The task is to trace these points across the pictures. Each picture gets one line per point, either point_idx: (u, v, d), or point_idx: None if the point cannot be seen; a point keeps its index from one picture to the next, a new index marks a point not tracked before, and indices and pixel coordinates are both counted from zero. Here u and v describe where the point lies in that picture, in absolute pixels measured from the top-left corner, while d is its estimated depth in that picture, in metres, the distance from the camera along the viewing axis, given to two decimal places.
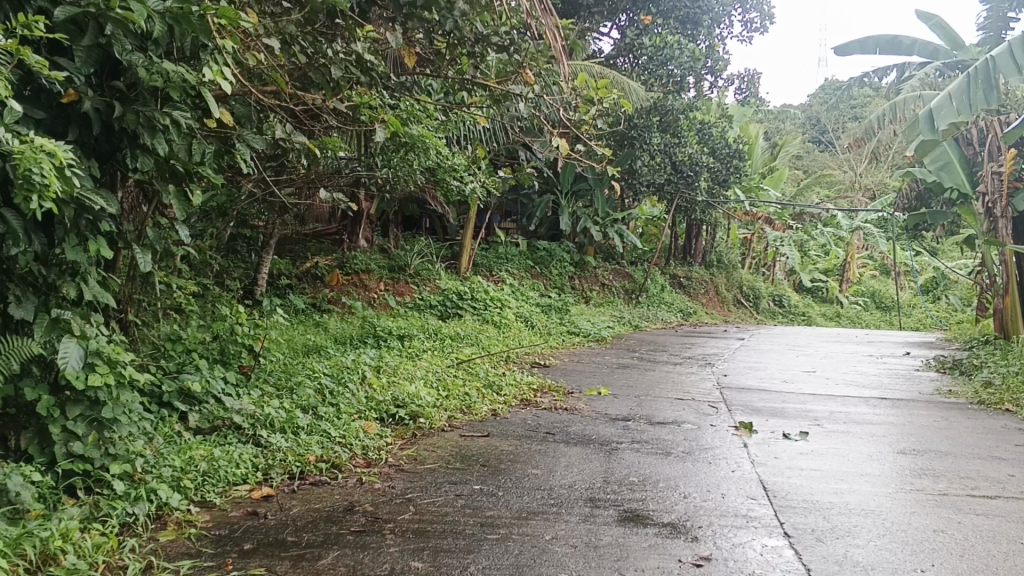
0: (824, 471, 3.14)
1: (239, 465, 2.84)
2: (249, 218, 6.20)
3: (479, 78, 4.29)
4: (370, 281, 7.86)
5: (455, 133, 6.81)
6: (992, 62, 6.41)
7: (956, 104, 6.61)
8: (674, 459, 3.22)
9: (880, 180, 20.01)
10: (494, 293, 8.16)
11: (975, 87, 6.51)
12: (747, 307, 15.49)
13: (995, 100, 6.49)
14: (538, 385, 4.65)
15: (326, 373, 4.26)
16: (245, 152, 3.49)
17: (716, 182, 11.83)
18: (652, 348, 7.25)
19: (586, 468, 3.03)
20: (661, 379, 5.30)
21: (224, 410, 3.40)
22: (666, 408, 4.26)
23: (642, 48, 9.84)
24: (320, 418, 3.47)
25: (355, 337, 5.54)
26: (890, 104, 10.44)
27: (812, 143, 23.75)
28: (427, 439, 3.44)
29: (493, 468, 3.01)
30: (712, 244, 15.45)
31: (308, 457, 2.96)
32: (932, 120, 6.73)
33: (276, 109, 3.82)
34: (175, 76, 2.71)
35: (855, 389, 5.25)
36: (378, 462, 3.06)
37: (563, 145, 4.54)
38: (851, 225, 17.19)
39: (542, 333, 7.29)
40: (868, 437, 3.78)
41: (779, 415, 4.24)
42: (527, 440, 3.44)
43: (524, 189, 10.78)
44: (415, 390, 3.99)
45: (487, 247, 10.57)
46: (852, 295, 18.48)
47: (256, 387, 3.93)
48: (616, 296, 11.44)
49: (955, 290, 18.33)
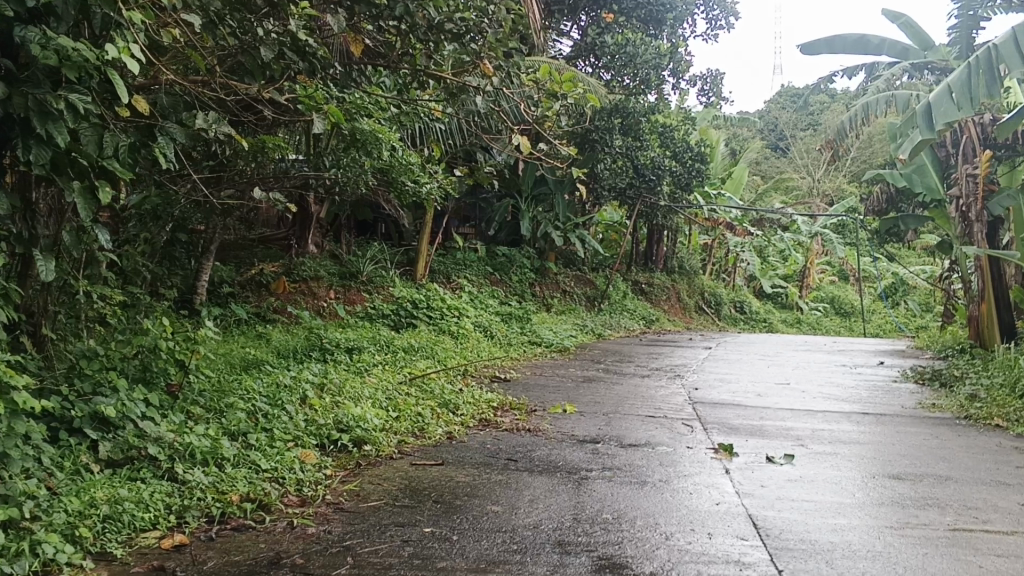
0: (817, 503, 2.80)
1: (147, 507, 2.43)
2: (187, 223, 5.77)
3: (432, 68, 3.92)
4: (319, 288, 7.44)
5: (412, 131, 6.45)
6: (996, 53, 6.15)
7: (958, 98, 6.21)
8: (649, 490, 2.87)
9: (838, 186, 19.89)
10: (451, 302, 7.77)
11: (976, 80, 6.22)
12: (709, 314, 15.26)
13: (997, 94, 6.22)
14: (498, 402, 4.28)
15: (262, 393, 3.86)
16: (166, 145, 3.10)
17: (678, 185, 11.56)
18: (617, 358, 6.93)
19: (555, 503, 2.67)
20: (627, 393, 4.96)
21: (140, 439, 2.99)
22: (637, 428, 3.91)
23: (605, 47, 9.52)
24: (250, 448, 3.07)
25: (299, 350, 5.13)
26: (859, 105, 10.23)
27: (771, 150, 23.64)
28: (373, 470, 3.05)
29: (447, 506, 2.63)
30: (673, 250, 15.13)
31: (231, 496, 2.56)
32: (931, 117, 6.35)
33: (205, 98, 3.42)
34: (73, 53, 2.31)
35: (834, 403, 4.95)
36: (313, 500, 2.67)
37: (524, 142, 4.15)
38: (811, 230, 17.04)
39: (503, 343, 6.93)
40: (858, 460, 3.46)
41: (759, 435, 3.90)
42: (485, 469, 3.06)
43: (483, 193, 10.42)
44: (361, 411, 3.60)
45: (445, 253, 10.19)
46: (812, 301, 18.32)
47: (182, 411, 3.51)
48: (578, 303, 11.12)
49: (913, 296, 18.32)
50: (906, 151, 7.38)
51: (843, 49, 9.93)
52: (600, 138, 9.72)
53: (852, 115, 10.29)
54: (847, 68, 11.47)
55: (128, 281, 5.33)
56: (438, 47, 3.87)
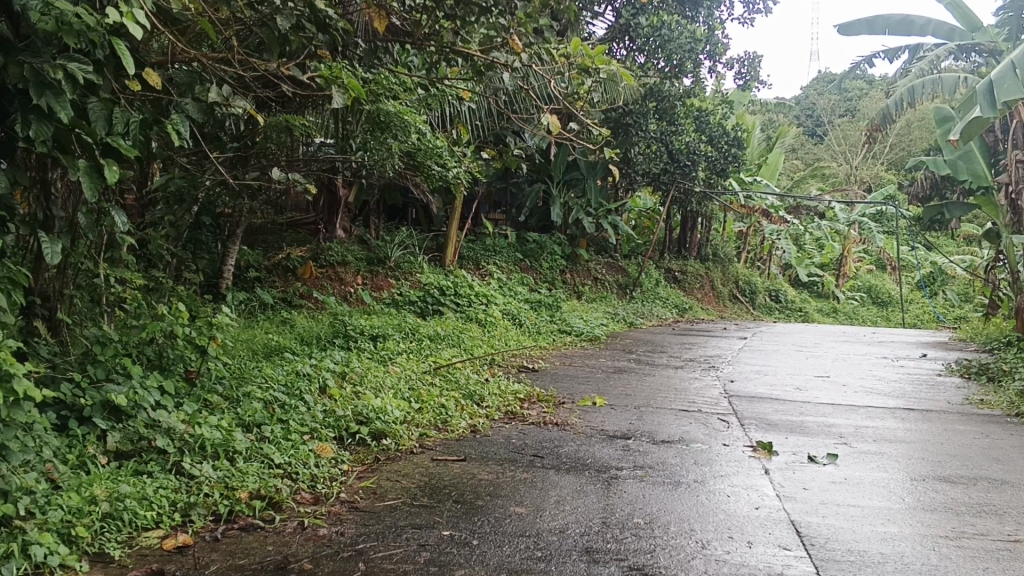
0: (864, 508, 2.62)
1: (151, 505, 2.31)
2: (212, 208, 5.65)
3: (459, 44, 3.75)
4: (346, 273, 7.32)
5: (440, 113, 6.28)
6: None
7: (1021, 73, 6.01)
8: (683, 492, 2.69)
9: (877, 173, 19.48)
10: (479, 289, 7.62)
11: None
12: (743, 303, 14.99)
13: None
14: (525, 394, 4.12)
15: (280, 381, 3.73)
16: (178, 122, 2.97)
17: (713, 172, 11.31)
18: (650, 348, 6.75)
19: (583, 505, 2.50)
20: (660, 385, 4.78)
21: (150, 429, 2.87)
22: (670, 423, 3.73)
23: (638, 28, 9.18)
24: (263, 440, 2.94)
25: (323, 337, 5.01)
26: (903, 88, 9.93)
27: (808, 136, 23.14)
28: (392, 465, 2.91)
29: (468, 506, 2.47)
30: (707, 238, 14.85)
31: (238, 492, 2.43)
32: (991, 92, 6.14)
33: (222, 74, 3.30)
34: (72, 20, 2.18)
35: (877, 398, 4.73)
36: (326, 498, 2.53)
37: (556, 123, 3.89)
38: (848, 219, 16.67)
39: (532, 332, 6.78)
40: (905, 460, 3.27)
41: (799, 432, 3.71)
42: (510, 467, 2.90)
43: (514, 178, 10.25)
44: (382, 402, 3.46)
45: (475, 239, 10.03)
46: (848, 291, 17.95)
47: (197, 400, 3.39)
48: (610, 291, 10.92)
49: (952, 285, 17.90)
50: (956, 134, 7.10)
51: (885, 30, 9.63)
52: (634, 122, 9.65)
53: (897, 98, 9.98)
54: (889, 50, 11.13)
55: (151, 265, 5.23)
56: (465, 22, 3.70)
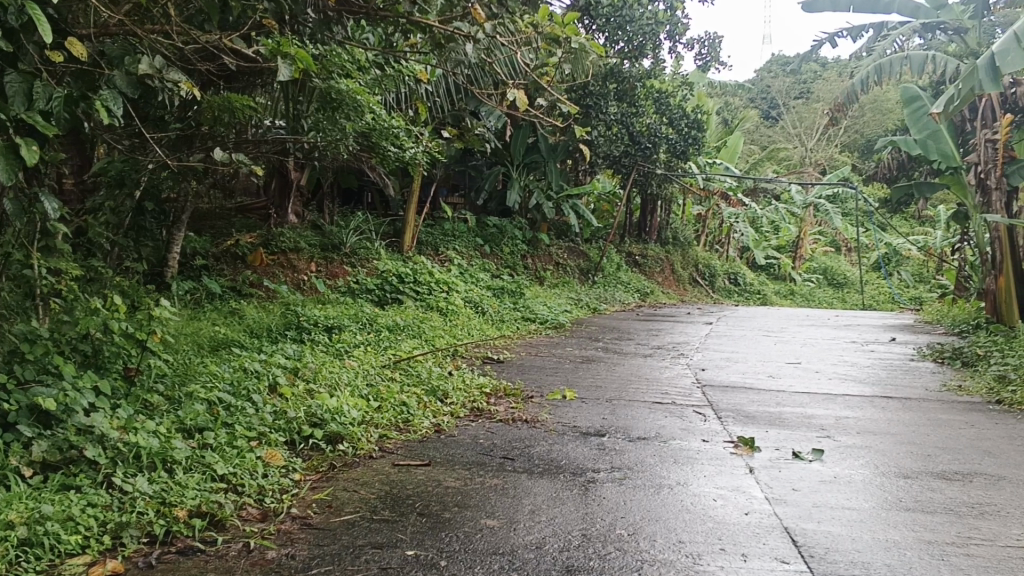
0: (861, 511, 2.44)
1: (77, 527, 2.04)
2: (156, 193, 5.33)
3: (417, 14, 3.48)
4: (299, 261, 7.03)
5: (397, 92, 6.01)
6: None
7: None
8: (665, 496, 2.48)
9: (832, 155, 19.49)
10: (439, 276, 7.37)
11: None
12: (703, 287, 14.89)
13: None
14: (491, 388, 3.90)
15: (226, 380, 3.47)
16: (107, 98, 2.70)
17: (674, 154, 11.16)
18: (616, 336, 6.57)
19: (560, 514, 2.29)
20: (631, 375, 4.58)
21: (81, 436, 2.59)
22: (645, 418, 3.53)
23: (599, 8, 8.78)
24: (206, 448, 2.68)
25: (274, 329, 4.74)
26: (870, 68, 9.86)
27: (763, 118, 23.09)
28: (349, 474, 2.67)
29: (434, 520, 2.24)
30: (666, 221, 14.69)
31: (175, 510, 2.19)
32: (994, 67, 6.03)
33: (158, 46, 3.02)
34: None
35: (853, 385, 4.58)
36: (276, 515, 2.29)
37: (521, 97, 3.64)
38: (806, 201, 16.64)
39: (495, 320, 6.55)
40: (895, 454, 3.10)
41: (780, 424, 3.53)
42: (478, 472, 2.67)
43: (473, 160, 9.99)
44: (337, 401, 3.21)
45: (433, 223, 9.76)
46: (805, 272, 17.94)
47: (136, 401, 3.11)
48: (572, 276, 10.73)
49: (907, 266, 17.99)
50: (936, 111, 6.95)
51: (850, 8, 9.49)
52: (594, 104, 9.46)
53: (863, 78, 9.92)
54: (851, 28, 11.05)
55: (89, 254, 4.91)
56: None
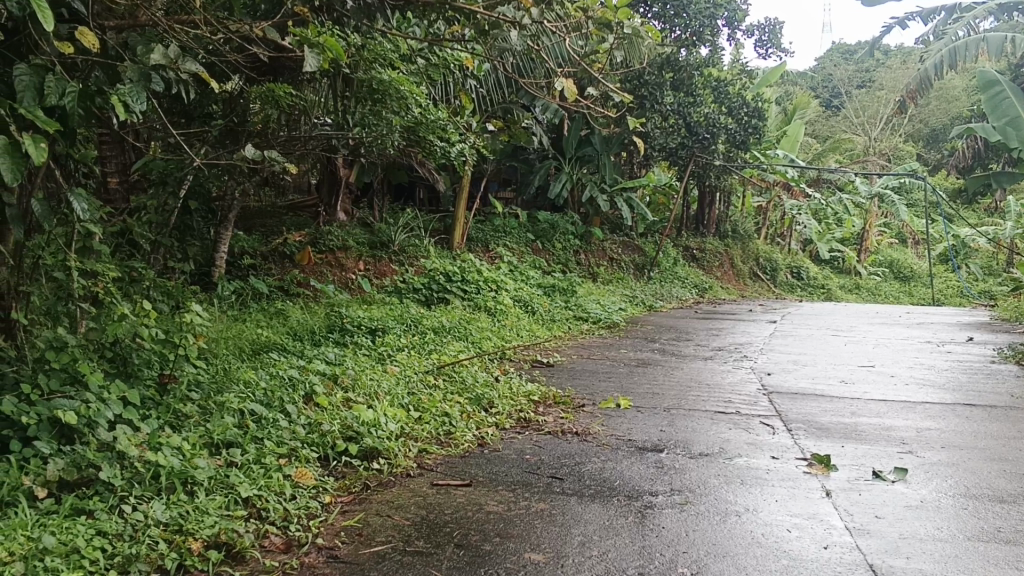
0: (955, 545, 2.15)
1: (80, 558, 1.85)
2: (201, 191, 5.19)
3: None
4: (346, 259, 6.87)
5: (442, 84, 5.81)
6: None
7: None
8: (732, 526, 2.22)
9: (897, 145, 18.84)
10: (488, 274, 7.15)
11: None
12: (764, 281, 14.47)
13: None
14: (540, 396, 3.67)
15: (262, 388, 3.29)
16: (129, 91, 2.50)
17: (733, 144, 10.79)
18: (674, 336, 6.30)
19: (613, 547, 2.05)
20: (691, 380, 4.31)
21: (101, 451, 2.40)
22: (707, 430, 3.27)
23: None
24: (232, 466, 2.49)
25: (317, 330, 4.58)
26: (943, 51, 9.43)
27: (827, 107, 22.39)
28: (381, 496, 2.46)
29: (472, 553, 2.02)
30: (725, 214, 14.28)
31: (189, 542, 2.00)
32: None
33: (185, 36, 2.82)
34: None
35: (929, 391, 4.27)
36: (299, 545, 2.10)
37: (570, 84, 3.38)
38: (871, 192, 16.08)
39: (545, 320, 6.33)
40: (987, 474, 2.79)
41: (855, 438, 3.24)
42: (524, 495, 2.45)
43: (524, 154, 9.75)
44: (375, 413, 3.01)
45: (484, 219, 9.57)
46: (870, 266, 17.36)
47: (166, 413, 2.93)
48: (627, 271, 10.45)
49: (976, 259, 17.31)
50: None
51: None
52: (649, 94, 9.07)
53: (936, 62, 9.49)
54: (923, 10, 10.59)
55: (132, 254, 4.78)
56: None
